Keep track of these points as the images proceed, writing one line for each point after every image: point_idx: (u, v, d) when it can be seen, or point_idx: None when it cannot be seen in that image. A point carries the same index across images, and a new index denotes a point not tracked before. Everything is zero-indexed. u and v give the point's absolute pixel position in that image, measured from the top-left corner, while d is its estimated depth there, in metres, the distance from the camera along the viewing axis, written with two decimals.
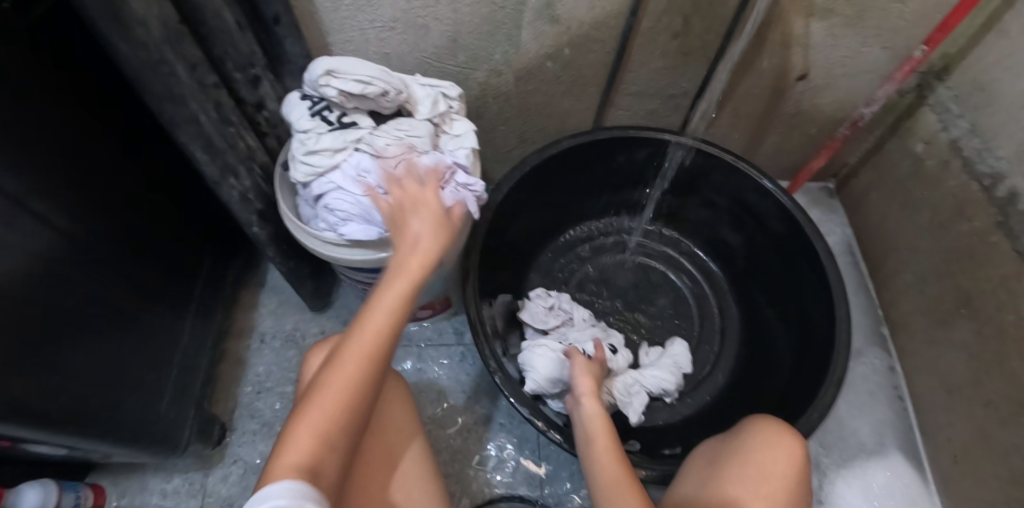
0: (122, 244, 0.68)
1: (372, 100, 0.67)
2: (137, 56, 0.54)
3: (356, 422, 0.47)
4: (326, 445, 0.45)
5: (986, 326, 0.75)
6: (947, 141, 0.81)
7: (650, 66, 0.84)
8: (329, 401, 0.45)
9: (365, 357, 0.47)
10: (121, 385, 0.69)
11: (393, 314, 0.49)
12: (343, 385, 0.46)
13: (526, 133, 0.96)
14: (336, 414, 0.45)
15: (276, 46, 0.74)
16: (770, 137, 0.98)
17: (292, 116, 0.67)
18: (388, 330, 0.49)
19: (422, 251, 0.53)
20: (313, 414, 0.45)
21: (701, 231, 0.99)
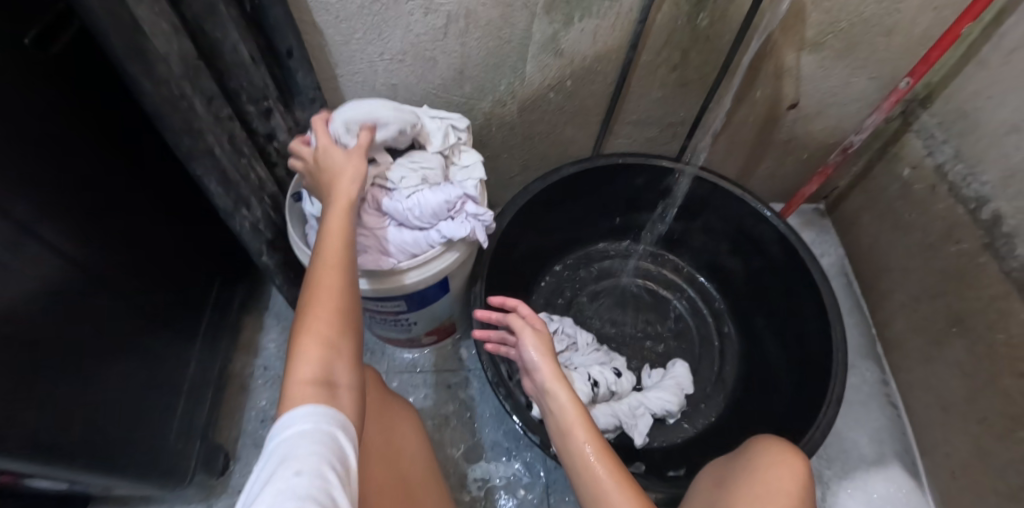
0: (132, 274, 0.68)
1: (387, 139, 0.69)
2: (158, 93, 0.55)
3: (354, 331, 0.49)
4: (333, 355, 0.46)
5: (978, 345, 0.77)
6: (933, 165, 0.85)
7: (649, 96, 0.87)
8: (322, 308, 0.47)
9: (336, 265, 0.50)
10: (132, 416, 0.68)
11: (343, 229, 0.53)
12: (329, 295, 0.48)
13: (528, 160, 0.98)
14: (331, 321, 0.47)
15: (287, 79, 0.75)
16: (764, 162, 1.01)
17: None
18: (346, 245, 0.52)
19: (349, 172, 0.56)
20: (313, 326, 0.47)
21: (699, 254, 1.01)
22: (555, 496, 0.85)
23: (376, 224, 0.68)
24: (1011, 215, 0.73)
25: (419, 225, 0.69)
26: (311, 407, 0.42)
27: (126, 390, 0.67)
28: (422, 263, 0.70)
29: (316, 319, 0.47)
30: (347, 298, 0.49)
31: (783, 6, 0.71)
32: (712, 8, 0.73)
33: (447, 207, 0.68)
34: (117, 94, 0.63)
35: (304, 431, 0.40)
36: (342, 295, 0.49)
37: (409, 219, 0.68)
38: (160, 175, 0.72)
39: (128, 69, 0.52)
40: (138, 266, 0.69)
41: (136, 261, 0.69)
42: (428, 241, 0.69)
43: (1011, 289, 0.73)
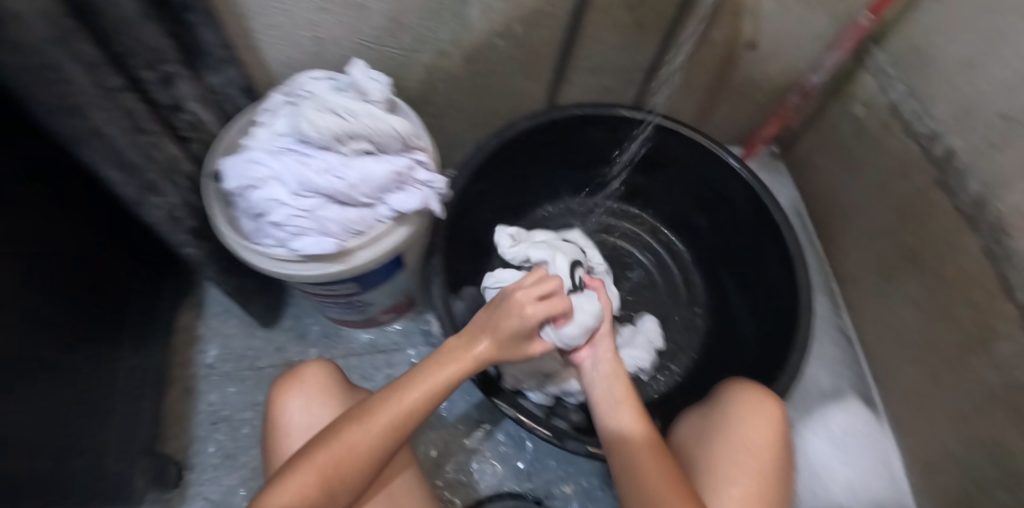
0: (37, 286, 0.56)
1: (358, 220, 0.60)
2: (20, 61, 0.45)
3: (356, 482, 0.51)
4: (324, 493, 0.49)
5: (932, 279, 0.80)
6: (888, 103, 0.85)
7: (606, 41, 0.80)
8: (339, 455, 0.50)
9: (392, 426, 0.52)
10: (66, 441, 0.60)
11: (432, 391, 0.55)
12: (364, 442, 0.51)
13: (477, 116, 0.90)
14: (343, 465, 0.50)
15: (187, 36, 0.63)
16: (721, 107, 0.98)
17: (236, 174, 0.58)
18: (427, 405, 0.55)
19: (496, 338, 0.57)
20: (321, 461, 0.49)
21: (664, 205, 0.98)
22: (537, 467, 0.82)
23: (313, 204, 0.58)
24: (964, 151, 0.74)
25: (364, 201, 0.59)
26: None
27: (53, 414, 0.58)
28: (373, 241, 0.61)
29: (327, 456, 0.50)
30: (378, 452, 0.52)
31: None
32: None
33: (395, 178, 0.60)
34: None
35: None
36: (367, 450, 0.51)
37: (353, 196, 0.58)
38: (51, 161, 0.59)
39: None
40: (42, 276, 0.57)
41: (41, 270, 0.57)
42: (377, 217, 0.60)
43: (962, 224, 0.75)
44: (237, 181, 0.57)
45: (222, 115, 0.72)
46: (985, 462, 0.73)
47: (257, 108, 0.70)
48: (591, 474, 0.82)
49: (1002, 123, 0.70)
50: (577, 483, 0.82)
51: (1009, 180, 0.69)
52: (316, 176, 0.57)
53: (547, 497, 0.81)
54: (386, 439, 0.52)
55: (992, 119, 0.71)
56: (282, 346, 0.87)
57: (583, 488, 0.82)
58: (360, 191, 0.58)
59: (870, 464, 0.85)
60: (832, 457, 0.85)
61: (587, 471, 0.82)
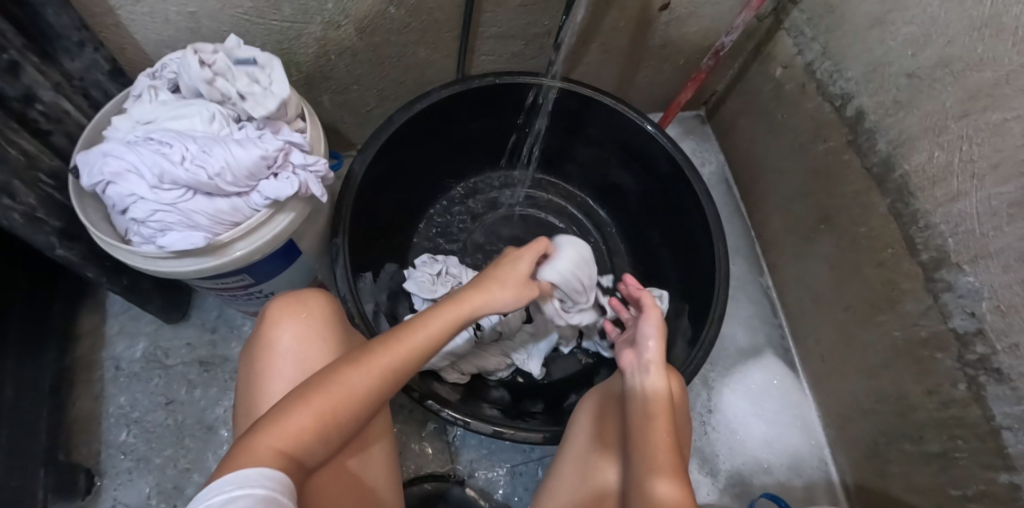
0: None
1: (232, 211, 0.57)
2: None
3: (349, 431, 0.44)
4: (313, 439, 0.42)
5: (844, 239, 0.80)
6: (803, 64, 0.83)
7: (508, 6, 0.75)
8: (337, 398, 0.43)
9: (391, 376, 0.47)
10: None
11: (437, 341, 0.50)
12: (365, 387, 0.45)
13: (383, 90, 0.86)
14: (341, 412, 0.43)
15: (32, 19, 0.57)
16: (641, 72, 0.95)
17: (92, 169, 0.54)
18: (425, 356, 0.50)
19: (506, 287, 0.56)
20: (317, 404, 0.43)
21: (587, 176, 0.96)
22: (459, 444, 0.82)
23: (176, 197, 0.54)
24: (873, 111, 0.73)
25: (234, 190, 0.56)
26: (268, 474, 0.37)
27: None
28: (250, 231, 0.58)
29: (325, 396, 0.43)
30: (375, 400, 0.46)
31: None
32: None
33: (265, 163, 0.56)
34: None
35: (243, 495, 0.35)
36: (366, 396, 0.45)
37: (218, 185, 0.55)
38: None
39: None
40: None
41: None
42: (250, 206, 0.57)
43: (872, 184, 0.74)
44: (91, 177, 0.54)
45: (89, 102, 0.67)
46: (888, 412, 0.75)
47: (125, 92, 0.64)
48: (512, 449, 0.83)
49: (908, 81, 0.68)
50: (501, 457, 0.82)
51: (912, 138, 0.68)
52: (174, 165, 0.53)
53: (471, 475, 0.81)
54: (385, 385, 0.46)
55: (898, 77, 0.69)
56: (192, 341, 0.83)
57: (507, 463, 0.82)
58: (223, 180, 0.55)
59: (787, 419, 0.88)
60: (748, 414, 0.88)
61: (508, 447, 0.83)
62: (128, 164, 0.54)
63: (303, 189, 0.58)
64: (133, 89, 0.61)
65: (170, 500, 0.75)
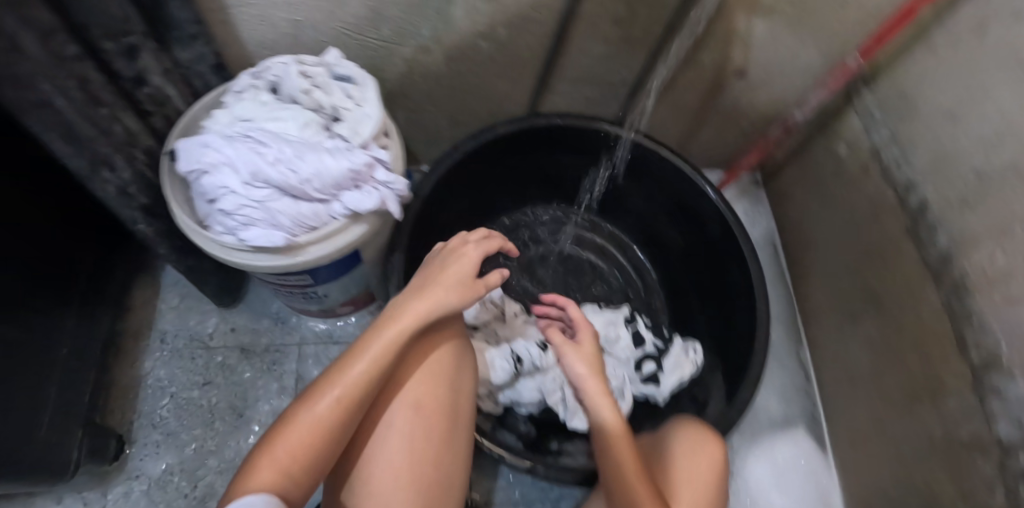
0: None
1: (312, 216, 0.59)
2: None
3: (319, 463, 0.45)
4: (285, 479, 0.43)
5: (890, 325, 0.80)
6: (870, 146, 0.84)
7: (591, 53, 0.79)
8: (297, 441, 0.44)
9: (342, 401, 0.46)
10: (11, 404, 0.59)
11: (380, 359, 0.49)
12: (318, 421, 0.45)
13: (458, 116, 0.89)
14: (301, 448, 0.44)
15: (157, 9, 0.61)
16: (705, 132, 0.97)
17: (189, 156, 0.58)
18: (375, 372, 0.48)
19: (433, 292, 0.54)
20: (279, 452, 0.44)
21: (635, 223, 0.97)
22: (478, 472, 0.82)
23: (263, 196, 0.57)
24: (937, 204, 0.73)
25: (319, 197, 0.59)
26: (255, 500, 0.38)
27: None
28: (325, 236, 0.61)
29: (284, 443, 0.44)
30: (334, 429, 0.46)
31: None
32: None
33: (352, 177, 0.59)
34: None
35: None
36: (326, 427, 0.45)
37: (305, 190, 0.58)
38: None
39: None
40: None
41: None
42: (330, 214, 0.60)
43: (927, 277, 0.74)
44: (188, 164, 0.57)
45: (190, 91, 0.71)
46: None
47: (224, 87, 0.68)
48: (529, 485, 0.83)
49: (975, 179, 0.68)
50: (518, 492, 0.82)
51: (976, 238, 0.67)
52: (268, 167, 0.57)
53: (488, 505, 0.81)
54: (344, 413, 0.46)
55: (965, 174, 0.70)
56: (236, 327, 0.86)
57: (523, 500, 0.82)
58: (311, 187, 0.58)
59: (808, 498, 0.86)
60: (770, 484, 0.86)
61: (526, 483, 0.83)
62: (224, 158, 0.57)
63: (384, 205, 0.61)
64: (235, 85, 0.65)
65: (190, 481, 0.76)
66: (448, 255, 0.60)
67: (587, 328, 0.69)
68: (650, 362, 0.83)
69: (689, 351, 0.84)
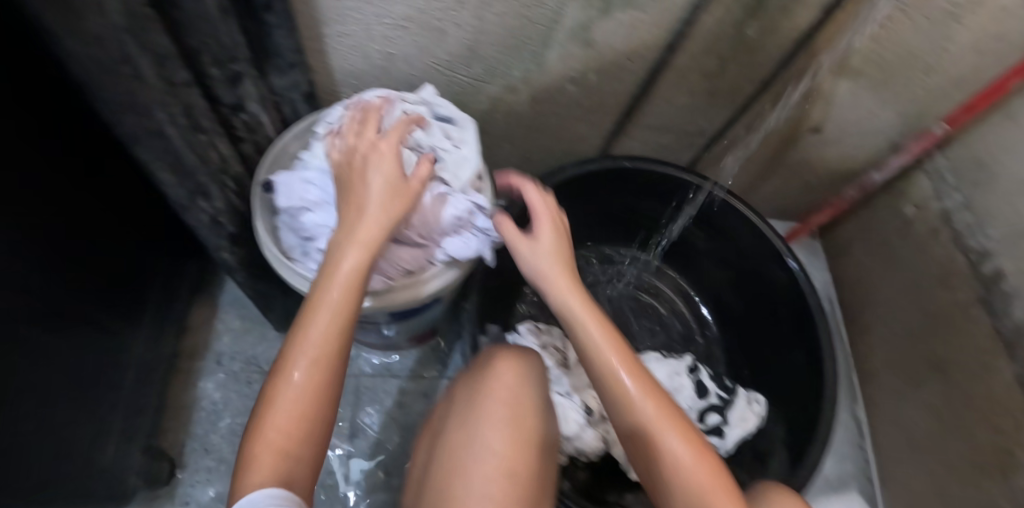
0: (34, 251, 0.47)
1: (412, 261, 0.59)
2: (89, 54, 0.42)
3: (315, 427, 0.43)
4: (289, 458, 0.41)
5: (956, 391, 0.79)
6: (939, 209, 0.83)
7: (674, 103, 0.80)
8: (287, 419, 0.42)
9: (314, 359, 0.44)
10: (75, 433, 0.57)
11: (341, 306, 0.46)
12: (301, 390, 0.43)
13: (531, 154, 0.89)
14: (295, 421, 0.42)
15: (262, 36, 0.61)
16: (770, 182, 0.98)
17: (290, 193, 0.62)
18: (340, 320, 0.45)
19: (368, 215, 0.50)
20: (270, 433, 0.42)
21: (694, 269, 0.97)
22: None
23: None
24: (1012, 275, 0.73)
25: (420, 242, 0.59)
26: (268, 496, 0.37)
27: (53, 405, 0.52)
28: (420, 281, 0.60)
29: (272, 426, 0.42)
30: (318, 389, 0.43)
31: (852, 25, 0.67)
32: (765, 20, 0.67)
33: (455, 224, 0.59)
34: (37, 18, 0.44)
35: None
36: (306, 392, 0.43)
37: (405, 234, 0.58)
38: (80, 132, 0.53)
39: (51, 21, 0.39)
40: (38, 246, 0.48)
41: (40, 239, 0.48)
42: (429, 259, 0.60)
43: (999, 347, 0.74)
44: (290, 200, 0.61)
45: (279, 117, 0.70)
46: None
47: (315, 118, 0.67)
48: None
49: None
50: None
51: None
52: None
53: None
54: (321, 371, 0.44)
55: None
56: None
57: None
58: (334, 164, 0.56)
59: None
60: None
61: None
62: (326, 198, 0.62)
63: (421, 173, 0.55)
64: (330, 118, 0.64)
65: None
66: (363, 163, 0.54)
67: (550, 218, 0.56)
68: (715, 413, 0.81)
69: (753, 403, 0.83)
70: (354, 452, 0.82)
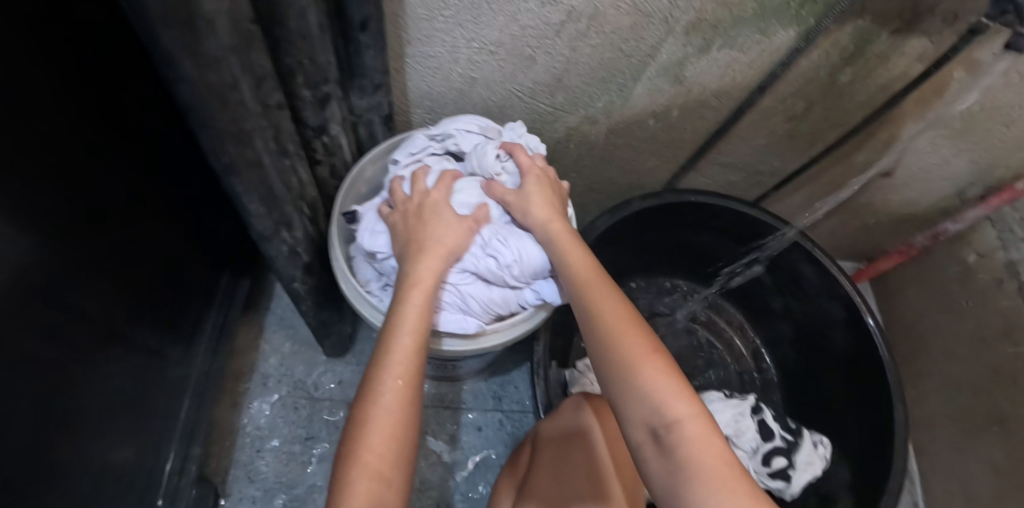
0: (67, 245, 0.45)
1: (504, 303, 0.55)
2: (200, 80, 0.38)
3: (408, 460, 0.42)
4: (387, 488, 0.40)
5: (1020, 448, 0.78)
6: (1006, 260, 0.81)
7: (751, 141, 0.78)
8: (378, 439, 0.41)
9: (403, 380, 0.43)
10: (84, 466, 0.52)
11: (417, 330, 0.46)
12: (392, 413, 0.42)
13: (596, 183, 0.87)
14: (389, 447, 0.41)
15: (351, 56, 0.56)
16: (830, 221, 0.96)
17: (369, 225, 0.57)
18: (421, 345, 0.46)
19: (433, 245, 0.50)
20: (364, 454, 0.40)
21: (751, 305, 0.95)
22: None
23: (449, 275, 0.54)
24: None
25: (513, 283, 0.55)
26: None
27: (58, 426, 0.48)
28: (510, 325, 0.56)
29: (367, 445, 0.41)
30: (408, 417, 0.43)
31: (951, 76, 0.65)
32: (861, 65, 0.66)
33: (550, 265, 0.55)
34: (99, 16, 0.44)
35: None
36: (396, 417, 0.42)
37: (501, 277, 0.54)
38: (136, 143, 0.52)
39: (163, 43, 0.35)
40: (75, 242, 0.46)
41: (71, 240, 0.46)
42: (520, 301, 0.56)
43: None
44: (369, 235, 0.57)
45: (355, 139, 0.67)
46: None
47: (395, 142, 0.64)
48: None
49: None
50: None
51: None
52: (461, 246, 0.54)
53: None
54: (409, 394, 0.44)
55: None
56: (344, 379, 0.82)
57: None
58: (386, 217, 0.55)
59: None
60: None
61: None
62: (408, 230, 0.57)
63: (481, 215, 0.54)
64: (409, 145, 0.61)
65: None
66: (422, 203, 0.53)
67: (539, 175, 0.56)
68: (782, 457, 0.78)
69: (818, 446, 0.81)
70: None
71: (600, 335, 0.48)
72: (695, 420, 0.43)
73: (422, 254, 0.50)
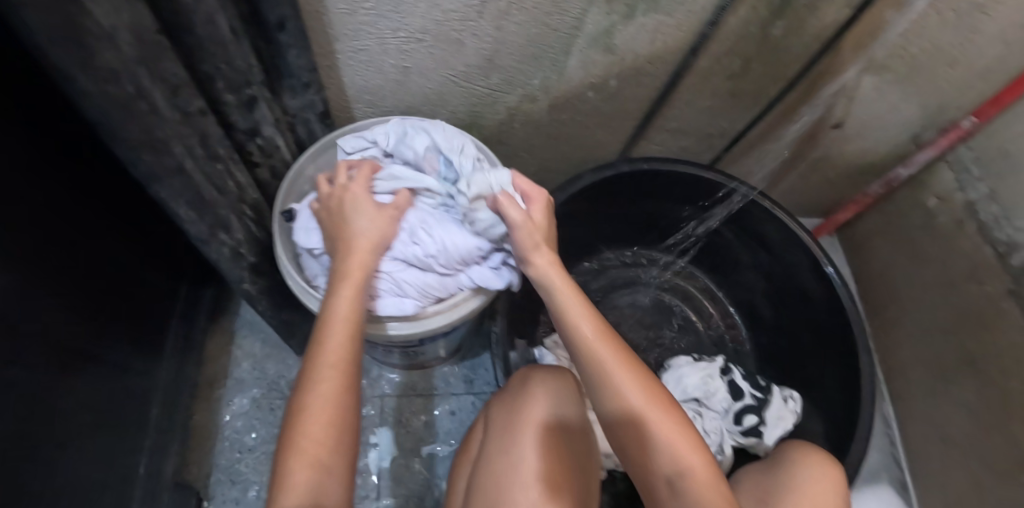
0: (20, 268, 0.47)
1: (440, 286, 0.56)
2: (102, 93, 0.39)
3: (347, 447, 0.44)
4: (325, 475, 0.42)
5: (990, 387, 0.78)
6: (964, 201, 0.81)
7: (695, 104, 0.78)
8: (315, 429, 0.42)
9: (337, 371, 0.45)
10: (57, 479, 0.54)
11: (349, 322, 0.47)
12: (327, 404, 0.43)
13: (548, 160, 0.87)
14: (325, 435, 0.43)
15: (274, 57, 0.57)
16: (789, 178, 0.96)
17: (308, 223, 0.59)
18: (355, 337, 0.47)
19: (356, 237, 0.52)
20: (302, 444, 0.42)
21: (717, 268, 0.96)
22: None
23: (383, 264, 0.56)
24: None
25: (444, 268, 0.56)
26: None
27: (31, 443, 0.50)
28: (450, 307, 0.57)
29: (304, 436, 0.42)
30: (343, 407, 0.44)
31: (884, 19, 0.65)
32: (791, 18, 0.65)
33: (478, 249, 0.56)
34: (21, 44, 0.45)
35: None
36: (332, 408, 0.44)
37: (431, 263, 0.55)
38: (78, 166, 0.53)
39: (55, 60, 0.35)
40: (21, 263, 0.47)
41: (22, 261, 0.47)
42: (455, 285, 0.57)
43: None
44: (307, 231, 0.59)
45: (294, 138, 0.68)
46: None
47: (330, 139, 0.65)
48: None
49: None
50: None
51: None
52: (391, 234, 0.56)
53: None
54: (342, 381, 0.45)
55: None
56: None
57: None
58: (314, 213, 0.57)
59: None
60: None
61: None
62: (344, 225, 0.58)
63: (400, 202, 0.55)
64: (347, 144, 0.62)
65: None
66: (341, 195, 0.54)
67: (545, 202, 0.55)
68: (752, 415, 0.79)
69: (788, 401, 0.81)
70: (383, 475, 0.80)
71: (600, 383, 0.49)
72: (707, 470, 0.47)
73: (348, 250, 0.51)
